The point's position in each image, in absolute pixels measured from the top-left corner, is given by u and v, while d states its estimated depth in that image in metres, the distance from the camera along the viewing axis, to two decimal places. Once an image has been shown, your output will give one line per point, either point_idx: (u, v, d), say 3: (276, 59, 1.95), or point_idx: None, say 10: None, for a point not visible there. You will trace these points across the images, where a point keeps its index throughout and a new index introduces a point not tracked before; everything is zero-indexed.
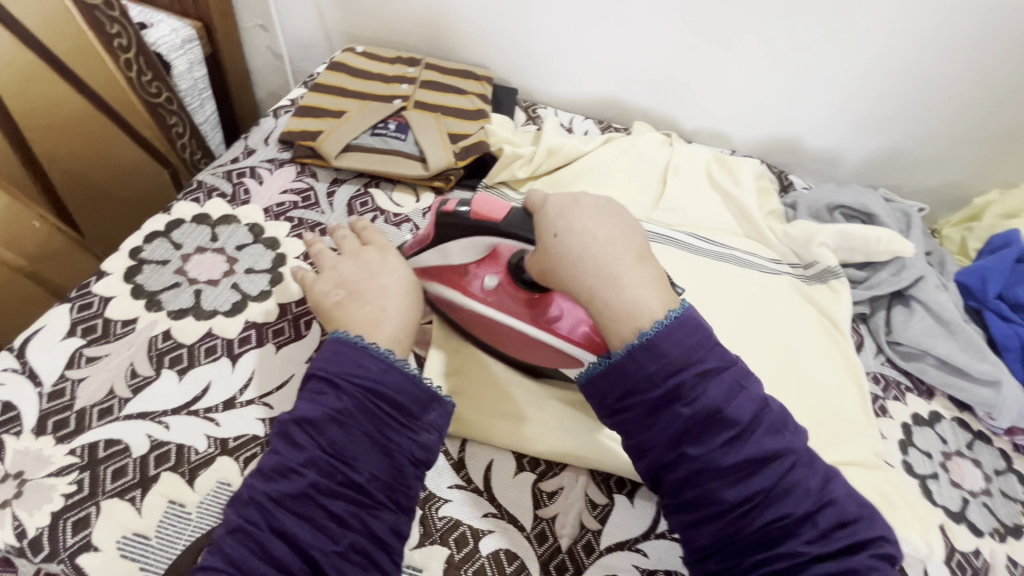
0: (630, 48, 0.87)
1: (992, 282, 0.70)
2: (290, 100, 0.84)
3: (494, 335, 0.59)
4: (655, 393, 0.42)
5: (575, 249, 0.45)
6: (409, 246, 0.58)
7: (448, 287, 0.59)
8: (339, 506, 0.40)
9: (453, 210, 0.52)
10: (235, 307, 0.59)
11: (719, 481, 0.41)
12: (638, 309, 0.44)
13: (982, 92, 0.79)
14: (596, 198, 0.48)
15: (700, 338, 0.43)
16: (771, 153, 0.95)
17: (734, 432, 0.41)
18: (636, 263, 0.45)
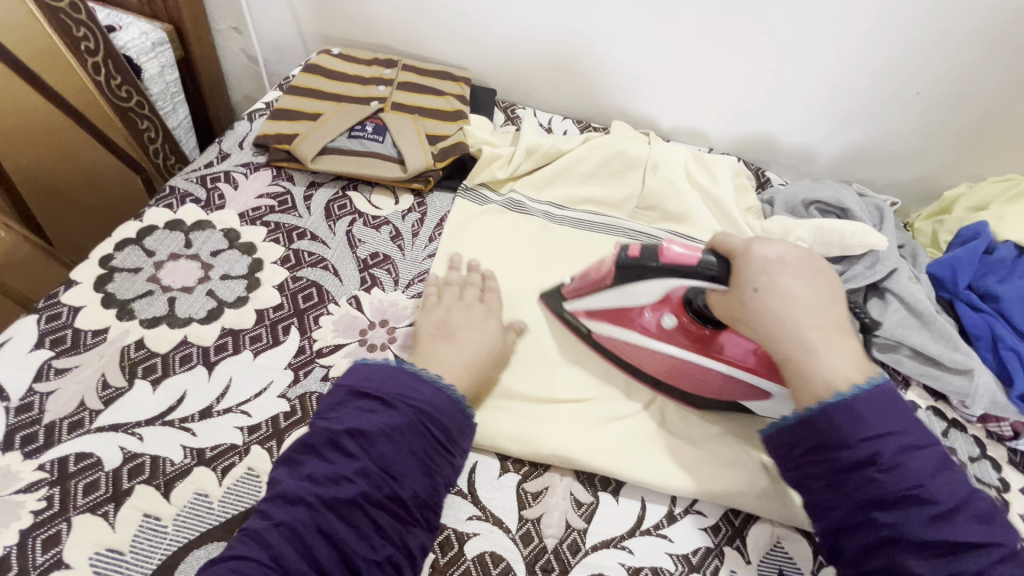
0: (606, 49, 0.88)
1: (962, 274, 0.72)
2: (265, 103, 0.83)
3: (654, 368, 0.60)
4: (846, 456, 0.44)
5: (774, 308, 0.49)
6: (575, 290, 0.62)
7: (612, 326, 0.62)
8: (383, 516, 0.44)
9: (640, 254, 0.55)
10: (210, 314, 0.58)
11: (910, 551, 0.41)
12: (835, 374, 0.47)
13: (949, 88, 0.81)
14: (797, 253, 0.52)
15: (906, 413, 0.45)
16: (747, 150, 0.97)
17: (939, 509, 0.41)
18: (839, 332, 0.49)
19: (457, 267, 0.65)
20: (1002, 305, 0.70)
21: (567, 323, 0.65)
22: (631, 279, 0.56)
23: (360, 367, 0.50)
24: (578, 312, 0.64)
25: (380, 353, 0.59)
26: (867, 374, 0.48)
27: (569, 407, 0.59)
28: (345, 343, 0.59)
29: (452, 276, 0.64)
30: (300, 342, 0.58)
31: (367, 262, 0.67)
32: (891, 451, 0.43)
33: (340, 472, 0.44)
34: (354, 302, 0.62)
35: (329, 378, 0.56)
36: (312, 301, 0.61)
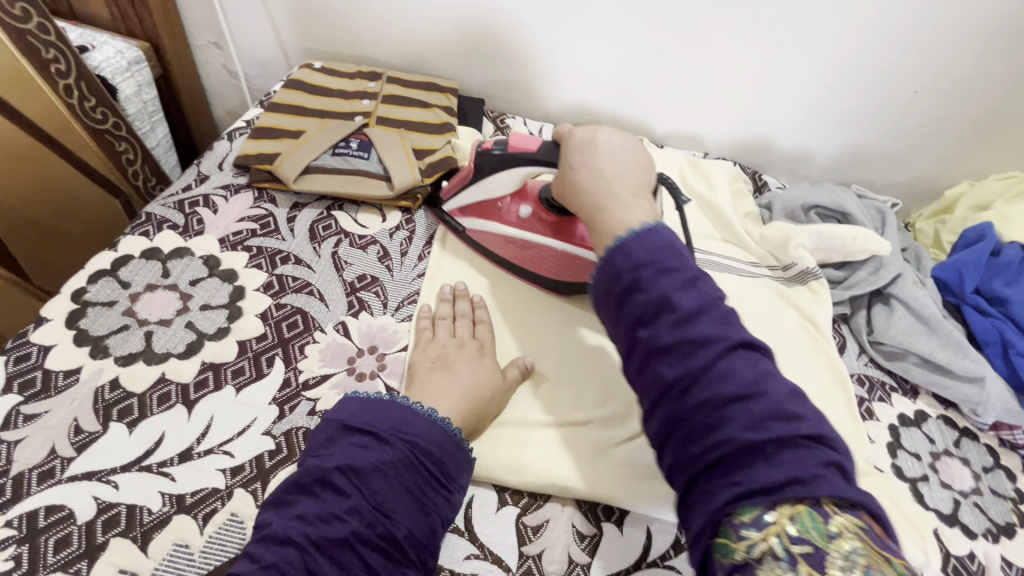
0: (595, 55, 0.85)
1: (969, 277, 0.70)
2: (245, 121, 0.80)
3: (516, 256, 0.69)
4: (617, 285, 0.44)
5: (583, 180, 0.54)
6: (450, 188, 0.72)
7: (482, 220, 0.71)
8: (376, 559, 0.40)
9: (492, 146, 0.65)
10: (189, 348, 0.55)
11: (661, 359, 0.40)
12: (623, 222, 0.49)
13: (947, 85, 0.79)
14: (615, 141, 0.57)
15: (671, 245, 0.45)
16: (743, 154, 0.95)
17: (678, 315, 0.41)
18: (633, 194, 0.52)
19: (449, 298, 0.63)
20: (1010, 308, 0.68)
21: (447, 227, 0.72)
22: (491, 169, 0.66)
23: (352, 402, 0.48)
24: (455, 212, 0.72)
25: (369, 382, 0.56)
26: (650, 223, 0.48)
27: (568, 432, 0.56)
28: (332, 373, 0.56)
29: (443, 308, 0.62)
30: (285, 373, 0.55)
31: (354, 285, 0.64)
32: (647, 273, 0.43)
33: (330, 511, 0.41)
34: (341, 329, 0.60)
35: (317, 412, 0.53)
36: (297, 329, 0.59)
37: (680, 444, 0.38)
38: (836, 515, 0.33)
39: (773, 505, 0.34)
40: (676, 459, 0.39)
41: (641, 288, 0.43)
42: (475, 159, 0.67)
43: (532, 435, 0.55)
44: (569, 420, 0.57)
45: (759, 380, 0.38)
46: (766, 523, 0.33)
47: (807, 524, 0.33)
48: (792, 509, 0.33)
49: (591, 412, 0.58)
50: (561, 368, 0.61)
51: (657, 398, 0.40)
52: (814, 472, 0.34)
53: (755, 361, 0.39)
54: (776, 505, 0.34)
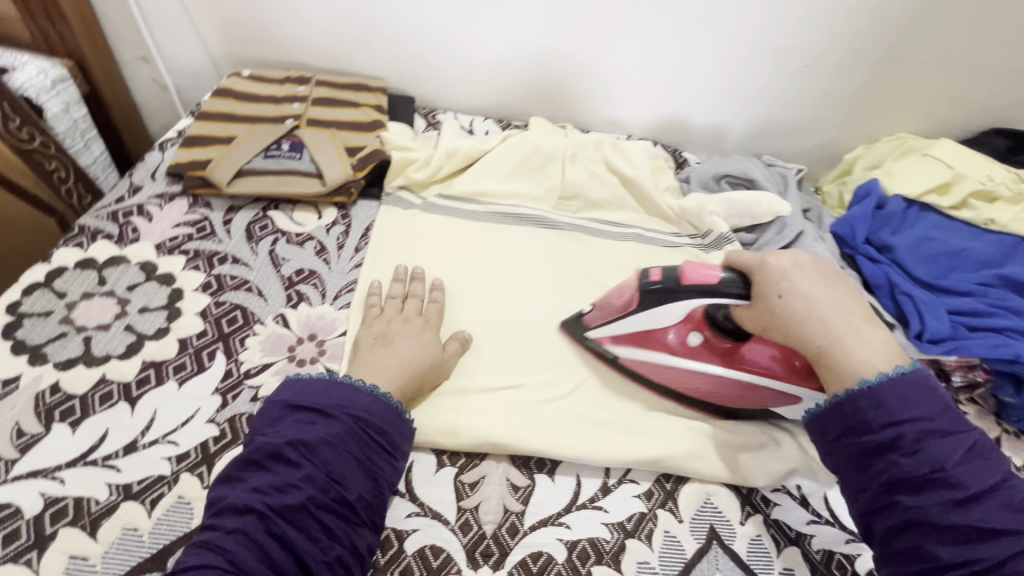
0: (514, 49, 0.90)
1: (859, 229, 0.78)
2: (177, 131, 0.82)
3: (687, 386, 0.63)
4: (872, 439, 0.45)
5: (801, 312, 0.50)
6: (594, 314, 0.65)
7: (641, 350, 0.64)
8: (332, 519, 0.44)
9: (662, 277, 0.59)
10: (130, 349, 0.57)
11: (933, 535, 0.41)
12: (868, 370, 0.47)
13: (832, 58, 0.87)
14: (809, 256, 0.54)
15: (936, 405, 0.44)
16: (664, 133, 1.01)
17: (961, 495, 0.41)
18: (864, 326, 0.49)
19: (403, 278, 0.67)
20: (896, 254, 0.76)
21: (591, 351, 0.66)
22: (656, 302, 0.60)
23: (294, 385, 0.51)
24: (603, 341, 0.65)
25: (310, 367, 0.59)
26: (895, 365, 0.47)
27: (501, 397, 0.61)
28: (273, 361, 0.59)
29: (397, 287, 0.66)
30: (226, 365, 0.58)
31: (292, 280, 0.67)
32: (914, 436, 0.43)
33: (285, 481, 0.45)
34: (280, 320, 0.63)
35: (259, 398, 0.56)
36: (237, 324, 0.61)
37: None
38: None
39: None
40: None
41: (865, 430, 0.45)
42: (638, 291, 0.60)
43: (468, 402, 0.60)
44: (503, 386, 0.62)
45: None
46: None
47: None
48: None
49: (522, 379, 0.63)
50: (497, 342, 0.66)
51: (919, 568, 0.42)
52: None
53: None
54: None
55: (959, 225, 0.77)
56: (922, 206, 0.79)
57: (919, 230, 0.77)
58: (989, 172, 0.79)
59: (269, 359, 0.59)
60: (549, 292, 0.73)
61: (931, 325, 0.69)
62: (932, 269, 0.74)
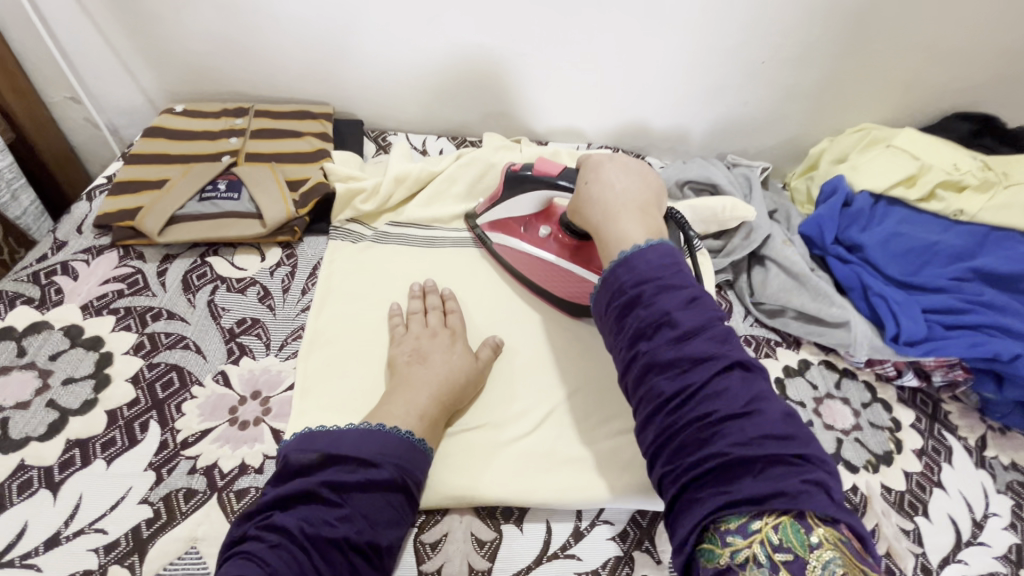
0: (461, 64, 0.86)
1: (828, 229, 0.75)
2: (106, 176, 0.77)
3: (530, 270, 0.71)
4: (621, 299, 0.48)
5: (593, 193, 0.58)
6: (482, 203, 0.75)
7: (505, 235, 0.74)
8: (357, 559, 0.44)
9: (520, 168, 0.67)
10: (52, 428, 0.53)
11: (660, 374, 0.44)
12: (625, 234, 0.53)
13: (788, 52, 0.84)
14: (627, 159, 0.62)
15: (670, 261, 0.49)
16: (624, 139, 0.98)
17: (679, 332, 0.44)
18: (642, 212, 0.55)
19: (419, 294, 0.67)
20: (866, 253, 0.74)
21: (478, 239, 0.77)
22: (515, 190, 0.69)
23: (327, 432, 0.49)
24: (484, 227, 0.76)
25: (253, 429, 0.55)
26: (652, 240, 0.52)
27: (461, 440, 0.57)
28: (213, 427, 0.55)
29: (415, 303, 0.65)
30: (161, 436, 0.53)
31: (233, 331, 0.63)
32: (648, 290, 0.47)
33: (324, 518, 0.44)
34: (221, 379, 0.58)
35: (197, 469, 0.52)
36: (173, 387, 0.57)
37: (676, 455, 0.42)
38: (817, 526, 0.37)
39: (758, 513, 0.37)
40: (670, 468, 0.42)
41: (619, 293, 0.49)
42: (503, 179, 0.70)
43: None
44: (462, 429, 0.58)
45: (755, 400, 0.41)
46: (751, 528, 0.37)
47: (790, 534, 0.36)
48: (777, 518, 0.37)
49: (482, 419, 0.59)
50: None
51: (654, 409, 0.44)
52: (799, 486, 0.37)
53: (750, 382, 0.42)
54: (756, 507, 0.37)
55: (928, 217, 0.75)
56: (890, 201, 0.77)
57: (889, 226, 0.75)
58: (955, 160, 0.76)
59: (208, 423, 0.55)
60: (511, 320, 0.69)
61: (907, 327, 0.67)
62: (905, 267, 0.72)
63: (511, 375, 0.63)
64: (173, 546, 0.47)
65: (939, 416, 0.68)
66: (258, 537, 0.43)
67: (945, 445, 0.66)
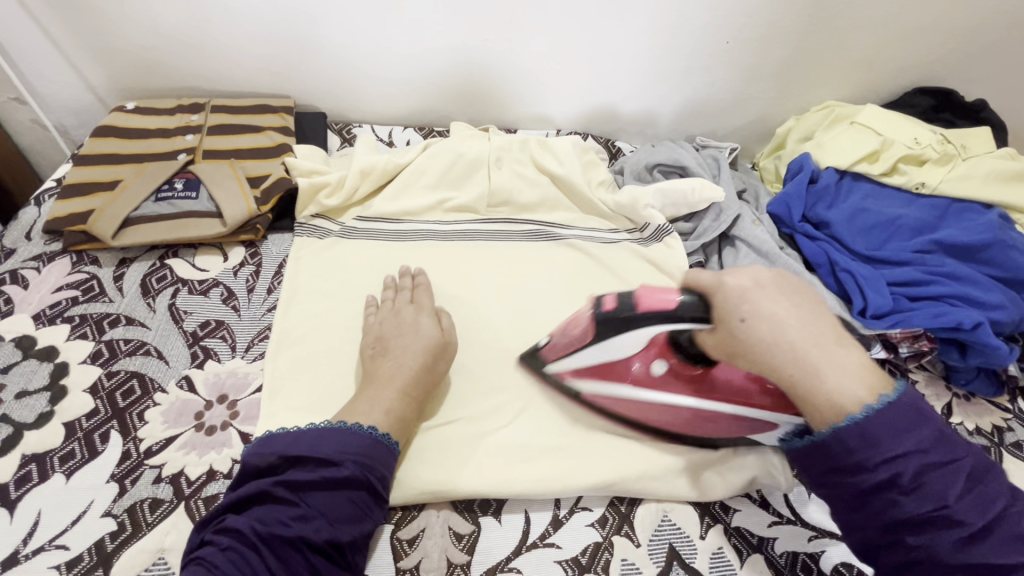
0: (424, 53, 0.84)
1: (795, 207, 0.76)
2: (55, 179, 0.74)
3: (655, 419, 0.58)
4: (870, 480, 0.40)
5: (771, 338, 0.43)
6: (552, 347, 0.60)
7: (603, 384, 0.59)
8: (317, 558, 0.43)
9: (616, 305, 0.53)
10: (5, 443, 0.51)
11: (940, 572, 0.39)
12: (842, 392, 0.42)
13: (751, 32, 0.84)
14: (769, 271, 0.46)
15: (929, 429, 0.40)
16: (594, 125, 0.97)
17: (965, 528, 0.38)
18: (836, 349, 0.43)
19: (394, 284, 0.66)
20: (832, 230, 0.75)
21: (551, 383, 0.61)
22: (612, 331, 0.54)
23: (285, 434, 0.49)
24: (563, 374, 0.60)
25: (221, 434, 0.54)
26: (878, 392, 0.42)
27: (436, 435, 0.57)
28: (178, 434, 0.53)
29: (387, 294, 0.65)
30: (124, 446, 0.52)
31: (196, 335, 0.61)
32: (913, 476, 0.39)
33: (278, 517, 0.44)
34: (185, 384, 0.57)
35: (163, 477, 0.50)
36: (134, 396, 0.55)
37: None
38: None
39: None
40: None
41: (857, 470, 0.41)
42: (594, 322, 0.55)
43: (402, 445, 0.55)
44: (435, 423, 0.57)
45: None
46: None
47: None
48: None
49: (456, 411, 0.59)
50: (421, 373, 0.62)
51: None
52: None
53: None
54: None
55: (891, 192, 0.76)
56: (854, 176, 0.78)
57: (853, 202, 0.76)
58: (916, 134, 0.78)
59: (174, 430, 0.53)
60: (485, 311, 0.69)
61: (873, 300, 0.68)
62: (869, 242, 0.74)
63: (485, 367, 0.63)
64: (140, 559, 0.45)
65: (906, 386, 0.70)
66: (213, 541, 0.43)
67: None
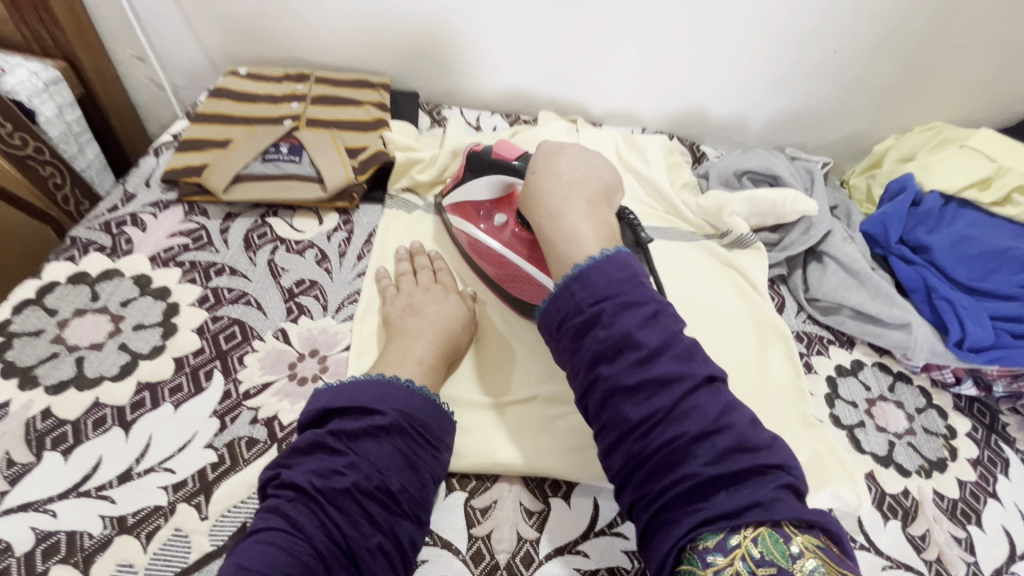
0: (522, 41, 0.85)
1: (893, 228, 0.73)
2: (171, 134, 0.79)
3: (486, 263, 0.65)
4: (578, 319, 0.44)
5: (538, 184, 0.55)
6: (448, 187, 0.71)
7: (462, 220, 0.68)
8: (372, 505, 0.44)
9: (481, 149, 0.64)
10: (123, 370, 0.55)
11: (624, 399, 0.41)
12: (573, 238, 0.50)
13: (864, 44, 0.81)
14: (578, 148, 0.58)
15: (634, 278, 0.45)
16: (680, 126, 0.96)
17: (643, 354, 0.41)
18: (586, 208, 0.52)
19: (406, 256, 0.67)
20: (932, 255, 0.71)
21: (443, 219, 0.73)
22: (475, 170, 0.65)
23: (327, 389, 0.50)
24: (448, 208, 0.71)
25: (312, 385, 0.56)
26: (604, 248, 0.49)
27: (512, 413, 0.58)
28: (273, 380, 0.56)
29: (403, 265, 0.66)
30: (225, 385, 0.55)
31: (292, 291, 0.64)
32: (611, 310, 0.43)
33: (331, 467, 0.45)
34: (280, 336, 0.60)
35: (259, 419, 0.53)
36: (235, 340, 0.59)
37: (642, 485, 0.40)
38: (795, 535, 0.36)
39: (733, 523, 0.36)
40: (638, 497, 0.40)
41: (572, 313, 0.45)
42: (468, 159, 0.66)
43: (480, 417, 0.57)
44: (511, 400, 0.59)
45: (725, 415, 0.40)
46: (730, 545, 0.35)
47: (770, 546, 0.35)
48: (754, 530, 0.36)
49: (533, 391, 0.60)
50: (496, 352, 0.63)
51: (619, 435, 0.41)
52: (772, 494, 0.37)
53: (717, 395, 0.41)
54: (734, 524, 0.36)
55: (999, 222, 0.73)
56: (961, 202, 0.75)
57: (958, 229, 0.72)
58: None
59: (272, 380, 0.56)
60: None
61: (973, 332, 0.65)
62: (972, 272, 0.70)
63: None
64: (237, 491, 0.49)
65: (997, 427, 0.67)
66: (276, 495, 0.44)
67: (1002, 456, 0.64)
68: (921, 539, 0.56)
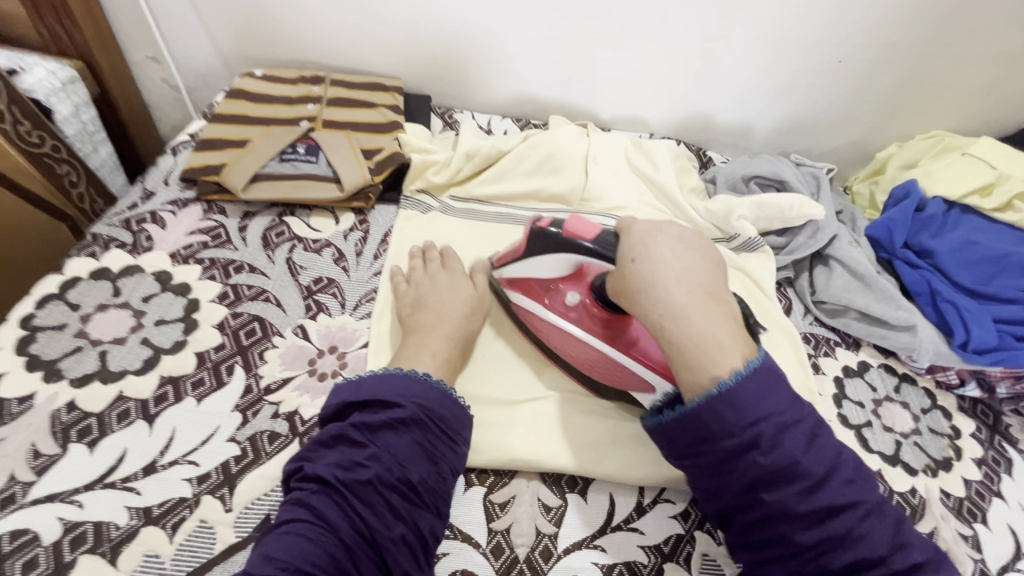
0: (533, 47, 0.87)
1: (897, 232, 0.75)
2: (188, 134, 0.80)
3: (557, 345, 0.61)
4: (729, 441, 0.44)
5: (648, 278, 0.49)
6: (499, 258, 0.65)
7: (525, 297, 0.63)
8: (394, 497, 0.45)
9: (548, 227, 0.57)
10: (146, 364, 0.55)
11: (791, 524, 0.43)
12: (711, 351, 0.46)
13: (867, 53, 0.83)
14: (677, 227, 0.53)
15: (777, 389, 0.45)
16: (687, 132, 0.98)
17: (809, 482, 0.43)
18: (708, 303, 0.48)
19: (418, 254, 0.68)
20: (936, 259, 0.73)
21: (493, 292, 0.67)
22: (539, 248, 0.58)
23: (347, 384, 0.51)
24: (502, 282, 0.66)
25: (331, 381, 0.57)
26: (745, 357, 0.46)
27: (529, 411, 0.59)
28: (294, 375, 0.57)
29: (414, 262, 0.67)
30: (246, 380, 0.56)
31: (310, 289, 0.65)
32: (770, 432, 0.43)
33: (352, 459, 0.46)
34: (300, 332, 0.61)
35: (280, 414, 0.54)
36: (255, 336, 0.59)
37: None
38: None
39: None
40: None
41: (720, 434, 0.45)
42: (529, 236, 0.59)
43: (498, 415, 0.58)
44: (527, 397, 0.60)
45: (894, 536, 0.43)
46: None
47: None
48: None
49: (549, 389, 0.61)
50: (511, 351, 0.64)
51: (781, 555, 0.44)
52: None
53: (885, 516, 0.43)
54: None
55: (1001, 228, 0.75)
56: (963, 208, 0.77)
57: (961, 234, 0.74)
58: None
59: (292, 375, 0.57)
60: None
61: (977, 334, 0.66)
62: (975, 275, 0.72)
63: None
64: (261, 483, 0.49)
65: (1000, 428, 0.68)
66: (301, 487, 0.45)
67: (1005, 456, 0.65)
68: (929, 536, 0.57)
